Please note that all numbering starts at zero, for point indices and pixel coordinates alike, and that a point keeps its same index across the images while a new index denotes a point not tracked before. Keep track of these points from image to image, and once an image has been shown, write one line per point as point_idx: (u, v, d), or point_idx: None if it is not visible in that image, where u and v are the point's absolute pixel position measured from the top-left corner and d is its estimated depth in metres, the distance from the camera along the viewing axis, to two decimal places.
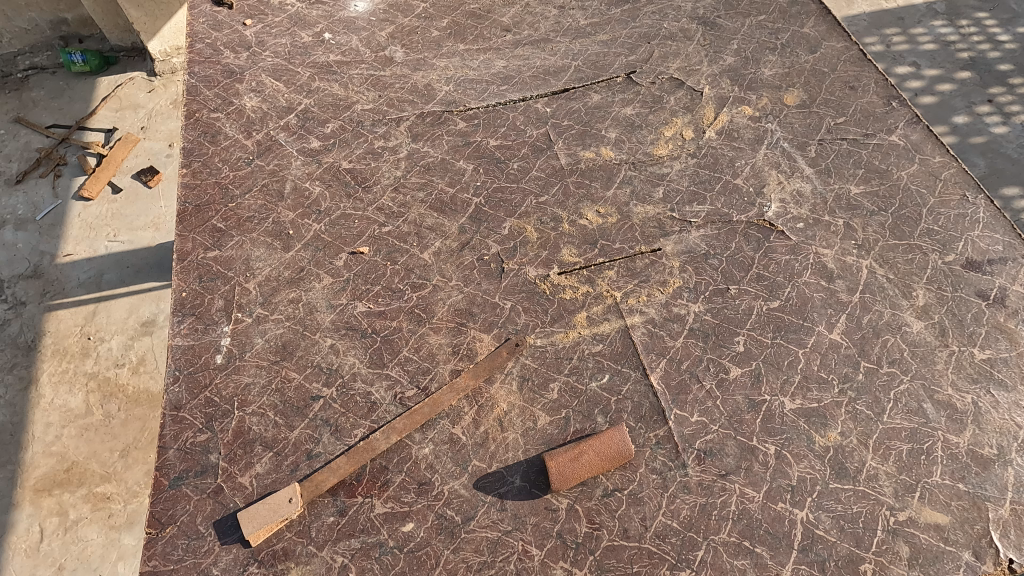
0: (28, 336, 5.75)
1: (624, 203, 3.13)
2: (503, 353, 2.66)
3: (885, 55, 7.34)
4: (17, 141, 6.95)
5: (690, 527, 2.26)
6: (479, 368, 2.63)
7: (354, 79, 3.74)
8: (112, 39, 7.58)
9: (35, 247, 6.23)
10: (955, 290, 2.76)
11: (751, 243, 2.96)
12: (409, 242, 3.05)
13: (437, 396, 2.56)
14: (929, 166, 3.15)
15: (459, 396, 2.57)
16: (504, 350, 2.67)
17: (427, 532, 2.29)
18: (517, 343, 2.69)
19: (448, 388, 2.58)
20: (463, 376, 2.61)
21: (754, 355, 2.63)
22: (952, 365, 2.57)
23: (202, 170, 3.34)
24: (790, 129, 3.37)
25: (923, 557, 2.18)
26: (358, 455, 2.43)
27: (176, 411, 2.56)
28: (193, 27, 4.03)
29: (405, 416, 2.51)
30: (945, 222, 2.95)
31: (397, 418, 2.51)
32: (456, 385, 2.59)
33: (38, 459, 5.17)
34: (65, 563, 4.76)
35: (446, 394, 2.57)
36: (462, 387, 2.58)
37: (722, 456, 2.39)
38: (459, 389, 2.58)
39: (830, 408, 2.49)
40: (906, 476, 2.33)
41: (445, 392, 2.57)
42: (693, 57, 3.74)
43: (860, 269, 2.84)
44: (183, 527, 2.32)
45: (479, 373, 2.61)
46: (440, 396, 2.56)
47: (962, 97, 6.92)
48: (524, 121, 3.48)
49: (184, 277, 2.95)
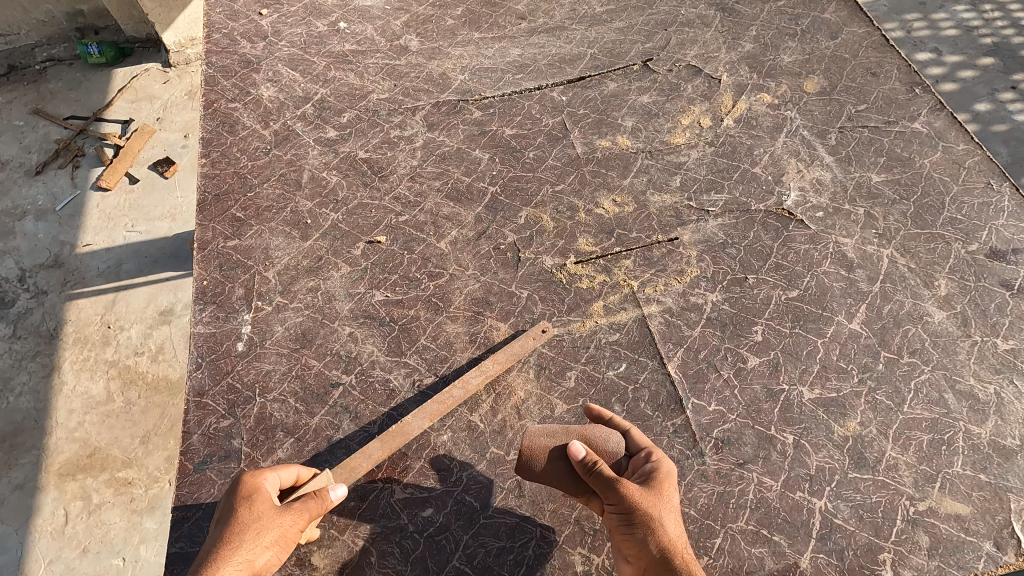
0: (50, 325, 5.86)
1: (641, 192, 3.11)
2: (530, 337, 2.64)
3: (906, 41, 7.21)
4: (37, 132, 7.04)
5: (708, 515, 2.26)
6: (506, 353, 2.59)
7: (370, 68, 3.74)
8: (127, 31, 7.66)
9: (56, 238, 6.33)
10: (978, 281, 2.72)
11: (770, 232, 2.93)
12: (426, 231, 3.06)
13: (466, 380, 2.53)
14: (953, 155, 3.09)
15: (487, 380, 2.55)
16: (531, 336, 2.65)
17: (447, 517, 2.33)
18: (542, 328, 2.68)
19: (476, 373, 2.55)
20: (491, 360, 2.57)
21: (772, 345, 2.62)
22: (975, 355, 2.54)
23: (221, 160, 3.37)
24: (810, 116, 3.32)
25: (944, 547, 2.16)
26: (391, 440, 2.39)
27: (199, 397, 2.60)
28: (210, 16, 4.06)
29: (435, 400, 2.48)
30: (969, 212, 2.91)
31: (427, 402, 2.48)
32: (484, 369, 2.56)
33: (62, 444, 5.28)
34: (89, 546, 4.88)
35: (474, 377, 2.54)
36: (490, 371, 2.55)
37: (740, 445, 2.40)
38: (487, 373, 2.56)
39: (850, 398, 2.48)
40: (926, 466, 2.31)
41: (473, 376, 2.54)
42: (711, 44, 3.69)
43: (880, 259, 2.81)
44: (208, 510, 2.37)
45: (507, 359, 2.58)
46: (469, 379, 2.54)
47: (985, 84, 6.77)
48: (540, 110, 3.47)
49: (205, 266, 2.99)
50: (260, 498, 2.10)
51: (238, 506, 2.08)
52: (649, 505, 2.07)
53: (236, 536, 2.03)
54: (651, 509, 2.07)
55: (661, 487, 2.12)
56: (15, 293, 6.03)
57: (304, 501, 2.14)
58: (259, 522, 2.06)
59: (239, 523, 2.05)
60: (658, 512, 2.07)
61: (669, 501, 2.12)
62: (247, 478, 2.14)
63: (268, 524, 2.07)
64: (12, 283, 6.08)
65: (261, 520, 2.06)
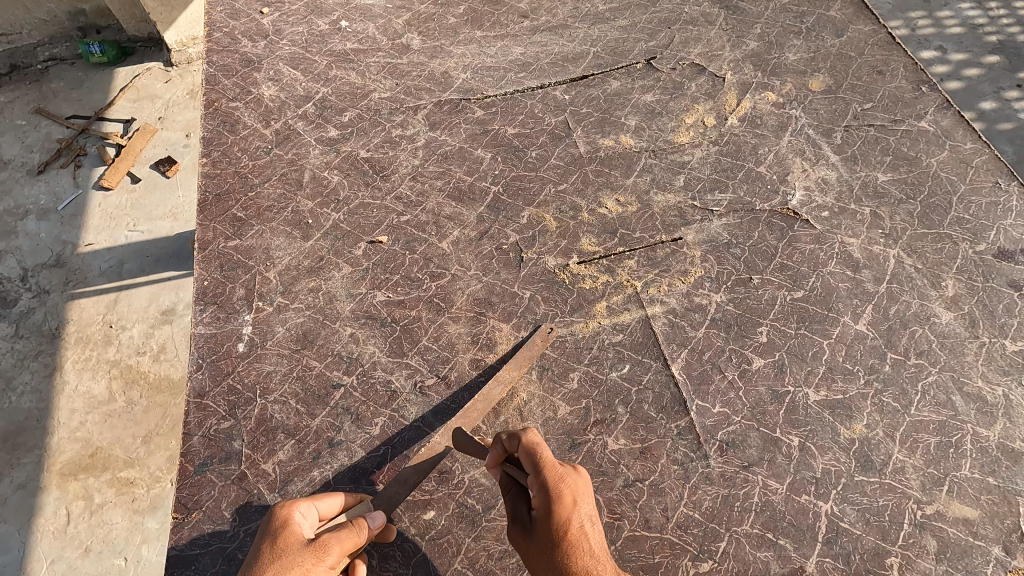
0: (52, 324, 5.86)
1: (644, 192, 3.09)
2: (538, 341, 2.62)
3: (911, 40, 7.16)
4: (39, 131, 7.04)
5: (713, 519, 2.24)
6: (519, 358, 2.57)
7: (372, 67, 3.72)
8: (129, 30, 7.66)
9: (57, 237, 6.32)
10: (986, 281, 2.69)
11: (775, 232, 2.91)
12: (427, 231, 3.04)
13: (488, 392, 2.49)
14: (961, 154, 3.05)
15: (509, 388, 2.52)
16: (540, 339, 2.63)
17: (448, 520, 2.31)
18: (548, 329, 2.67)
19: (496, 384, 2.51)
20: (506, 368, 2.54)
21: (777, 346, 2.59)
22: (983, 357, 2.51)
23: (222, 160, 3.36)
24: (815, 115, 3.29)
25: (952, 552, 2.13)
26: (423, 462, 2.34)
27: (200, 399, 2.59)
28: (211, 15, 4.04)
29: (462, 415, 2.44)
30: (976, 211, 2.88)
31: (453, 419, 2.43)
32: (502, 377, 2.52)
33: (64, 444, 5.28)
34: (91, 546, 4.87)
35: (495, 387, 2.50)
36: (509, 378, 2.52)
37: (745, 447, 2.37)
38: (505, 383, 2.52)
39: (856, 400, 2.45)
40: (933, 469, 2.29)
41: (494, 387, 2.50)
42: (715, 42, 3.66)
43: (887, 260, 2.78)
44: (209, 512, 2.35)
45: (521, 363, 2.55)
46: (490, 390, 2.49)
47: (990, 82, 6.72)
48: (542, 109, 3.45)
49: (206, 266, 2.97)
50: (290, 532, 2.02)
51: (269, 538, 2.01)
52: (528, 547, 1.99)
53: (257, 572, 1.93)
54: (530, 551, 1.99)
55: (547, 521, 1.98)
56: (16, 293, 6.02)
57: (336, 538, 2.04)
58: (282, 558, 1.96)
59: (266, 557, 1.97)
60: (536, 553, 1.97)
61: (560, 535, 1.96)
62: (282, 510, 2.06)
63: (292, 561, 1.95)
64: (15, 283, 6.08)
65: (284, 556, 1.96)
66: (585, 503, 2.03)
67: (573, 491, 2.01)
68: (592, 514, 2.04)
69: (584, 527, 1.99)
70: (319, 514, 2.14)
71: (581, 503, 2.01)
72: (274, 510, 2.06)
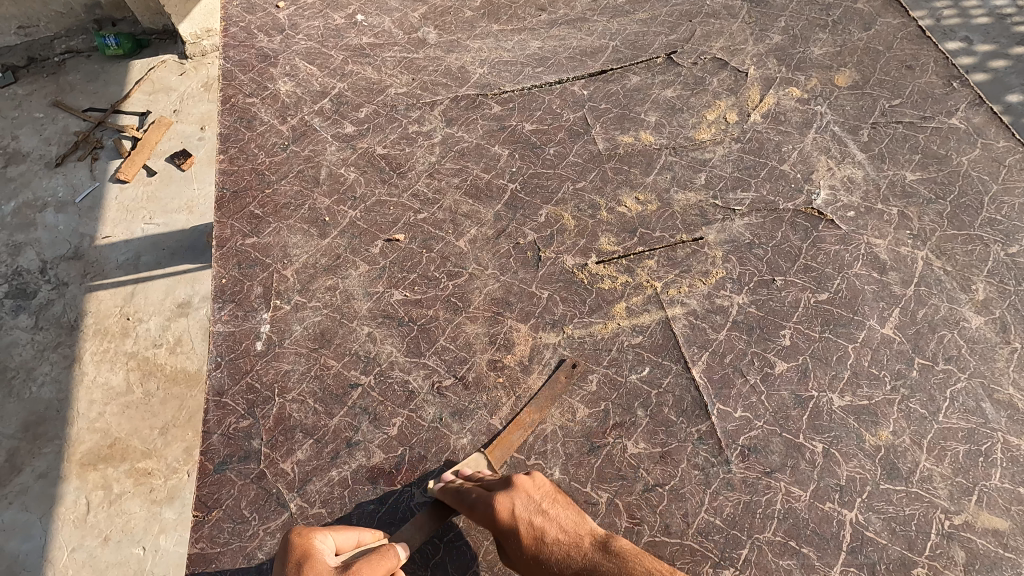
0: (71, 316, 5.93)
1: (664, 190, 3.04)
2: (561, 377, 2.53)
3: (936, 29, 6.96)
4: (56, 124, 7.09)
5: (734, 525, 2.21)
6: (541, 398, 2.49)
7: (388, 62, 3.69)
8: (144, 21, 7.66)
9: (75, 229, 6.38)
10: (1018, 285, 2.62)
11: (799, 232, 2.85)
12: (444, 229, 3.02)
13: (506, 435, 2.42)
14: (993, 152, 2.96)
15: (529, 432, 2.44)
16: (562, 375, 2.54)
17: (466, 522, 2.31)
18: (573, 364, 2.56)
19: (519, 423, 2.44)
20: (527, 411, 2.46)
21: (801, 349, 2.54)
22: (1014, 363, 2.45)
23: (239, 156, 3.35)
24: (841, 111, 3.21)
25: (980, 563, 2.09)
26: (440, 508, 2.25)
27: (219, 398, 2.59)
28: (227, 10, 4.03)
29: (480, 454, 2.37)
30: (1009, 212, 2.79)
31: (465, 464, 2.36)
32: (523, 421, 2.45)
33: (83, 435, 5.35)
34: (110, 534, 4.96)
35: (515, 432, 2.43)
36: (529, 423, 2.44)
37: (767, 453, 2.33)
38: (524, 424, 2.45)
39: (882, 406, 2.40)
40: (962, 478, 2.24)
41: (463, 468, 2.35)
42: (737, 36, 3.58)
43: (915, 261, 2.71)
44: (229, 510, 2.36)
45: (542, 406, 2.47)
46: (509, 435, 2.42)
47: (1018, 75, 6.53)
48: (561, 104, 3.40)
49: (223, 264, 2.97)
50: (318, 559, 1.98)
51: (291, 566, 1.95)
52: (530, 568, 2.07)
53: None
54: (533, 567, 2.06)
55: (507, 540, 2.10)
56: (36, 284, 6.10)
57: (367, 562, 1.99)
58: None
59: None
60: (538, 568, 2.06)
61: (523, 548, 2.08)
62: (301, 538, 2.03)
63: None
64: (34, 274, 6.16)
65: None
66: (524, 505, 2.12)
67: (502, 502, 2.11)
68: (538, 510, 2.11)
69: (538, 527, 2.08)
70: (337, 547, 2.09)
71: (520, 510, 2.10)
72: (292, 538, 2.03)
